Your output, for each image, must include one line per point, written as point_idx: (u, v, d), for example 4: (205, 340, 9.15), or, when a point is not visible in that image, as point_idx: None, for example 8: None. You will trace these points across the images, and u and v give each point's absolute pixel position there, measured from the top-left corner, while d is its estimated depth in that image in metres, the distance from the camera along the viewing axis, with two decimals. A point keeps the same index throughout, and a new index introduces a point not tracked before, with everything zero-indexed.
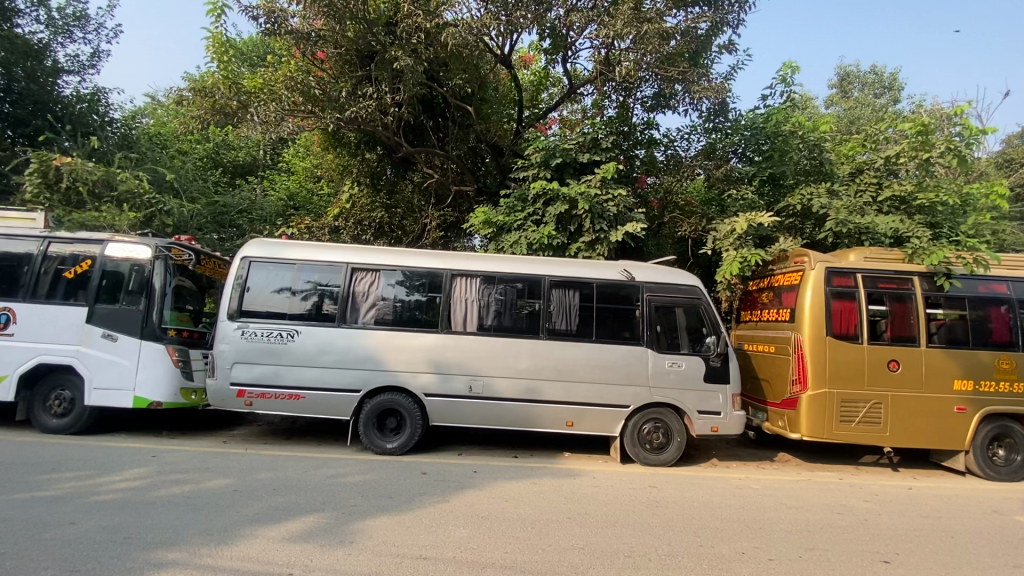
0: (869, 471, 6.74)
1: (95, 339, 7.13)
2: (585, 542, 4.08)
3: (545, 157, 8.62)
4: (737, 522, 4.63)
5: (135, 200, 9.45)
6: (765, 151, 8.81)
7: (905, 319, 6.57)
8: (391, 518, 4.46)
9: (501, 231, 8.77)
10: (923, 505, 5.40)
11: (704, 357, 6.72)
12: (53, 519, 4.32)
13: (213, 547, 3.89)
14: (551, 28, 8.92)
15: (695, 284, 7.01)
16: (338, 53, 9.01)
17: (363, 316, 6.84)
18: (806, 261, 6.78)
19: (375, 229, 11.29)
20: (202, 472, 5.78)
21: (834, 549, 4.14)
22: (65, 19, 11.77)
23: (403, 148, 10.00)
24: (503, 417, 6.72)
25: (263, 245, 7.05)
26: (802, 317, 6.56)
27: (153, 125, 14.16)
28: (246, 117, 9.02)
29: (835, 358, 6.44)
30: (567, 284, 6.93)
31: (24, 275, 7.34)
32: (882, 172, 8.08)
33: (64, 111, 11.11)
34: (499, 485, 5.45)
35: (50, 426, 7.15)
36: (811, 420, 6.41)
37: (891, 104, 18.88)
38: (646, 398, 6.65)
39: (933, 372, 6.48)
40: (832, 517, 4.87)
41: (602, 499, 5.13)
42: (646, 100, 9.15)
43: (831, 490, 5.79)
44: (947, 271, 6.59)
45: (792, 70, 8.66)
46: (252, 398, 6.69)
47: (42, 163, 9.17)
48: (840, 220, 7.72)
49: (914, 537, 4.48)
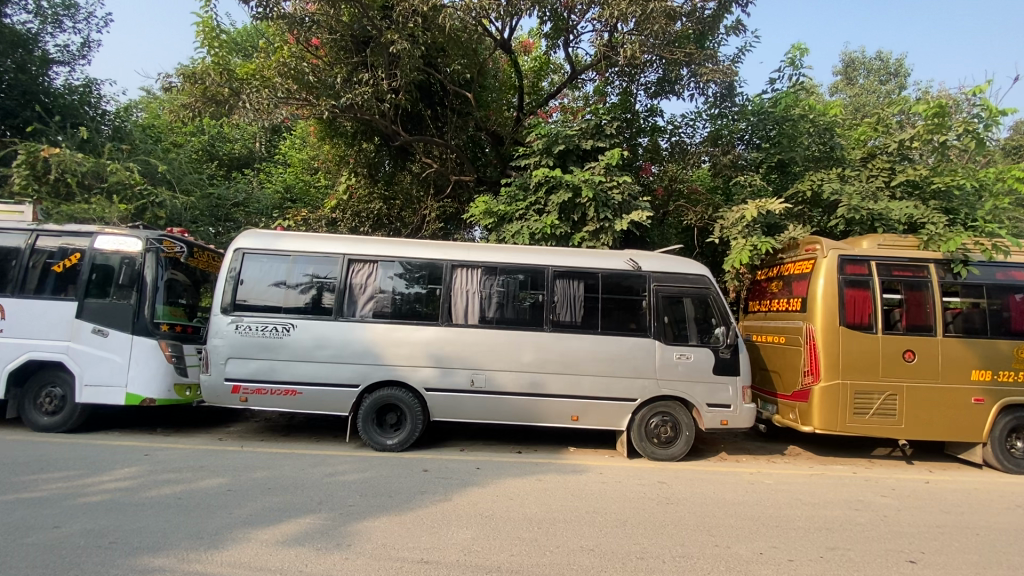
0: (883, 465, 6.55)
1: (85, 334, 6.92)
2: (595, 544, 3.89)
3: (547, 144, 8.37)
4: (752, 520, 4.45)
5: (126, 192, 9.22)
6: (773, 137, 8.52)
7: (920, 308, 6.37)
8: (391, 519, 4.27)
9: (502, 221, 8.55)
10: (943, 500, 5.22)
11: (714, 348, 6.51)
12: (37, 523, 4.12)
13: (203, 551, 3.69)
14: (551, 10, 8.70)
15: (704, 274, 6.79)
16: (334, 39, 8.77)
17: (361, 308, 6.63)
18: (818, 248, 6.57)
19: (373, 221, 11.03)
20: (195, 471, 5.58)
21: (856, 549, 3.96)
22: (54, 7, 11.48)
23: (401, 136, 9.77)
24: (506, 411, 6.53)
25: (255, 236, 6.82)
26: (814, 306, 6.35)
27: (145, 117, 13.84)
28: (236, 105, 8.67)
29: (848, 349, 6.24)
30: (571, 275, 6.72)
31: (12, 270, 7.12)
32: (895, 157, 7.94)
33: (53, 102, 10.81)
34: (503, 483, 5.26)
35: (40, 424, 6.95)
36: (823, 413, 6.22)
37: (896, 89, 18.65)
38: (654, 391, 6.46)
39: (949, 363, 6.28)
40: (850, 514, 4.69)
41: (610, 497, 4.94)
42: (649, 86, 8.96)
43: (847, 485, 5.61)
44: (964, 258, 6.39)
45: (800, 53, 8.40)
46: (247, 395, 6.49)
47: (30, 154, 8.92)
48: (852, 206, 7.52)
49: (938, 535, 4.30)
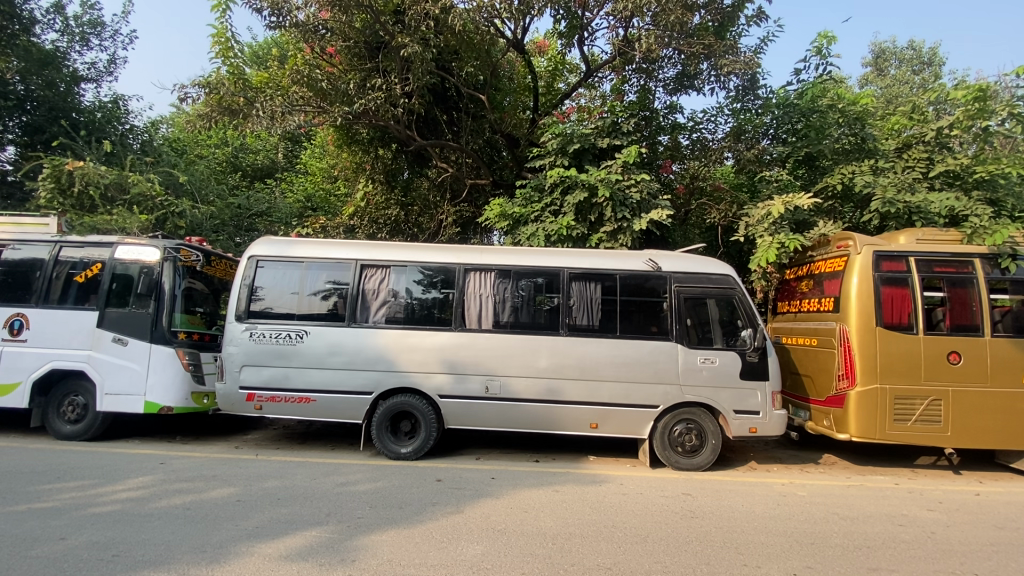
0: (927, 475, 6.12)
1: (106, 344, 6.95)
2: (613, 562, 3.64)
3: (562, 144, 8.16)
4: (785, 536, 4.14)
5: (147, 203, 9.31)
6: (800, 130, 8.23)
7: (965, 307, 5.96)
8: (399, 534, 4.09)
9: (517, 224, 8.37)
10: (996, 514, 4.81)
11: (740, 351, 6.19)
12: (43, 535, 4.06)
13: (204, 567, 3.57)
14: (565, 9, 8.58)
15: (729, 273, 6.47)
16: (347, 45, 8.79)
17: (374, 314, 6.50)
18: (850, 245, 6.21)
19: (390, 227, 10.90)
20: (207, 481, 5.50)
21: (900, 570, 3.61)
22: (81, 26, 11.77)
23: (414, 141, 9.66)
24: (523, 419, 6.31)
25: (270, 244, 6.77)
26: (848, 307, 5.99)
27: (171, 131, 14.06)
28: (251, 113, 8.58)
29: (886, 350, 5.86)
30: (588, 277, 6.49)
31: (36, 281, 7.20)
32: (932, 147, 7.63)
33: (82, 118, 11.08)
34: (518, 494, 5.05)
35: (63, 432, 7.01)
36: (861, 419, 5.85)
37: (933, 78, 17.83)
38: (677, 398, 6.16)
39: (999, 366, 5.83)
40: (892, 530, 4.33)
41: (631, 510, 4.68)
42: (668, 82, 8.70)
43: (887, 497, 5.24)
44: (1012, 252, 5.97)
45: (828, 40, 8.05)
46: (262, 403, 6.41)
47: (55, 168, 9.04)
48: (888, 199, 7.10)
49: (993, 553, 3.91)
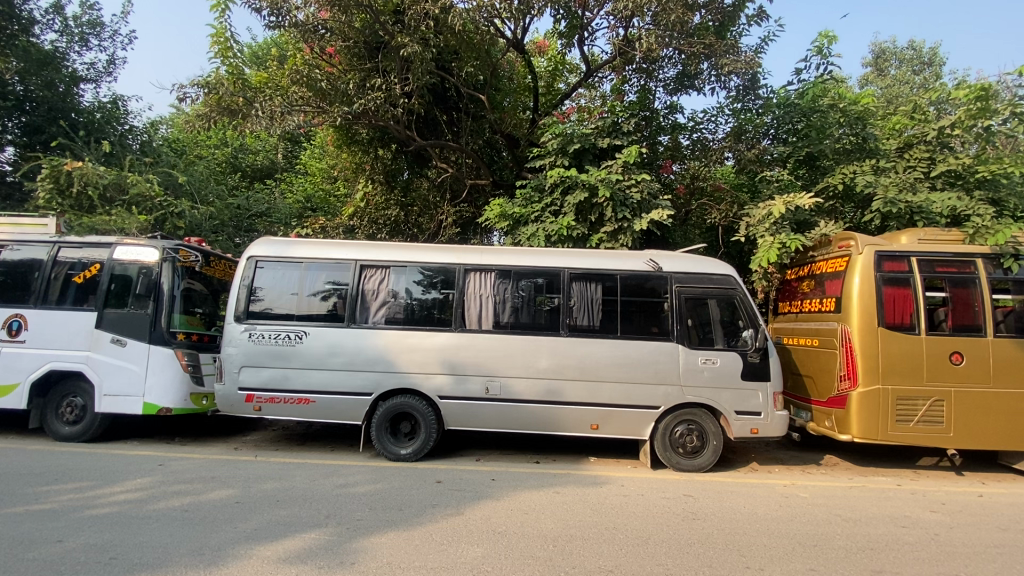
0: (930, 477, 6.09)
1: (105, 345, 6.92)
2: (615, 564, 3.61)
3: (563, 144, 8.14)
4: (787, 538, 4.11)
5: (146, 204, 9.29)
6: (801, 130, 8.21)
7: (967, 308, 5.93)
8: (398, 536, 4.06)
9: (517, 224, 8.34)
10: (999, 515, 4.78)
11: (741, 352, 6.16)
12: (40, 537, 4.03)
13: (201, 569, 3.54)
14: (565, 8, 8.55)
15: (730, 274, 6.45)
16: (346, 46, 8.77)
17: (374, 315, 6.48)
18: (851, 245, 6.18)
19: (390, 228, 10.90)
20: (206, 482, 5.47)
21: (904, 572, 3.59)
22: (81, 27, 11.74)
23: (414, 141, 9.64)
24: (523, 420, 6.28)
25: (269, 244, 6.75)
26: (849, 307, 5.96)
27: (171, 131, 14.04)
28: (250, 113, 8.56)
29: (887, 351, 5.84)
30: (589, 277, 6.46)
31: (34, 282, 7.17)
32: (933, 146, 7.61)
33: (81, 119, 11.05)
34: (519, 496, 5.03)
35: (61, 434, 6.98)
36: (862, 420, 5.83)
37: (934, 78, 17.80)
38: (678, 398, 6.14)
39: (1002, 366, 5.80)
40: (896, 532, 4.30)
41: (633, 512, 4.65)
42: (669, 82, 8.67)
43: (889, 498, 5.21)
44: (1014, 252, 5.95)
45: (829, 40, 8.03)
46: (261, 404, 6.38)
47: (54, 169, 9.02)
48: (890, 199, 7.08)
49: (997, 555, 3.89)
